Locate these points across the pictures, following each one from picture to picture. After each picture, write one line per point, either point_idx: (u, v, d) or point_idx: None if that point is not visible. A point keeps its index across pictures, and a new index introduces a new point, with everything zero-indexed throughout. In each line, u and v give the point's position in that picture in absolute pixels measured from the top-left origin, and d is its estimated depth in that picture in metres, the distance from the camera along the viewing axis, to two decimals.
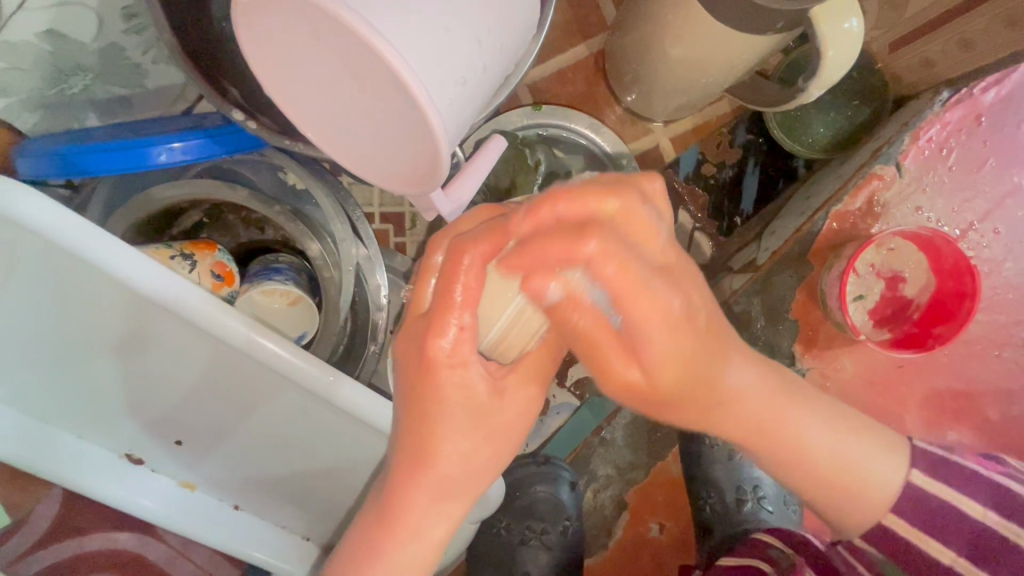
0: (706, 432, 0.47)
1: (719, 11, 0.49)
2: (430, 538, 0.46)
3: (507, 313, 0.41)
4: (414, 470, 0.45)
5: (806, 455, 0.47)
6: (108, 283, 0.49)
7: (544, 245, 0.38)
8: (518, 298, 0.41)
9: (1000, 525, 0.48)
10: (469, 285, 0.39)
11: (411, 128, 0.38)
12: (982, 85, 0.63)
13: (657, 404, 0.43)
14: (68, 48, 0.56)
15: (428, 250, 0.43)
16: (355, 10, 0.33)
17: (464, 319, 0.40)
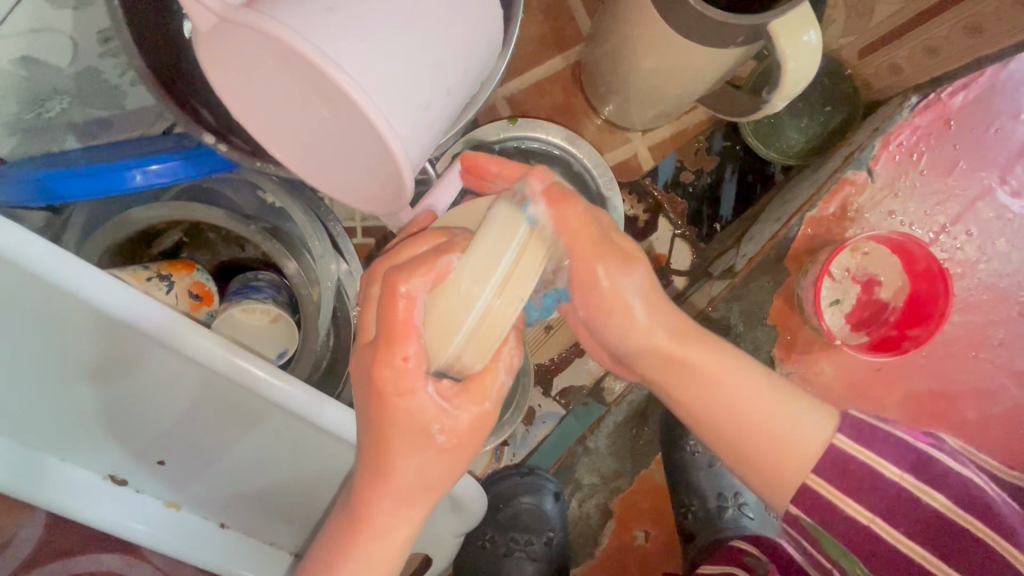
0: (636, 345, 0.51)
1: (682, 26, 0.49)
2: (398, 538, 0.47)
3: (457, 337, 0.40)
4: (376, 484, 0.46)
5: (731, 418, 0.50)
6: (82, 308, 0.49)
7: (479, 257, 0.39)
8: (480, 301, 0.39)
9: (912, 486, 0.46)
10: (411, 310, 0.40)
11: (375, 152, 0.39)
12: (948, 89, 0.64)
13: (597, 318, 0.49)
14: (43, 73, 0.57)
15: (368, 280, 0.45)
16: (313, 41, 0.33)
17: (411, 349, 0.41)
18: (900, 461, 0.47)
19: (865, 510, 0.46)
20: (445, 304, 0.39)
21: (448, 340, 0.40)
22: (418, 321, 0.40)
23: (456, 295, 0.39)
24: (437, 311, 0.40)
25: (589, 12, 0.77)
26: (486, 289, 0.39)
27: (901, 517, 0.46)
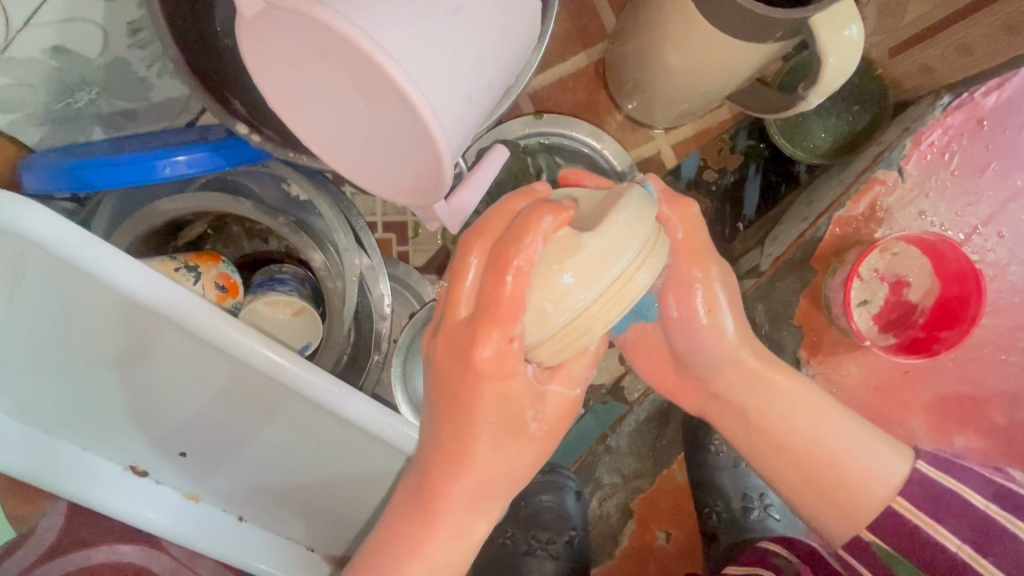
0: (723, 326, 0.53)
1: (720, 20, 0.49)
2: (471, 535, 0.49)
3: (558, 322, 0.39)
4: (453, 469, 0.47)
5: (812, 412, 0.52)
6: (113, 295, 0.49)
7: (607, 248, 0.38)
8: (579, 302, 0.38)
9: (1000, 515, 0.49)
10: (519, 290, 0.39)
11: (416, 141, 0.38)
12: (982, 89, 0.63)
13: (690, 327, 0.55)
14: (74, 63, 0.56)
15: (461, 250, 0.42)
16: (363, 28, 0.33)
17: (515, 333, 0.40)
18: (984, 488, 0.50)
19: (950, 537, 0.49)
20: (545, 292, 0.38)
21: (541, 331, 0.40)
22: (526, 296, 0.39)
23: (560, 288, 0.38)
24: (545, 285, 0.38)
25: (615, 9, 0.76)
26: (592, 292, 0.38)
27: (991, 548, 0.48)
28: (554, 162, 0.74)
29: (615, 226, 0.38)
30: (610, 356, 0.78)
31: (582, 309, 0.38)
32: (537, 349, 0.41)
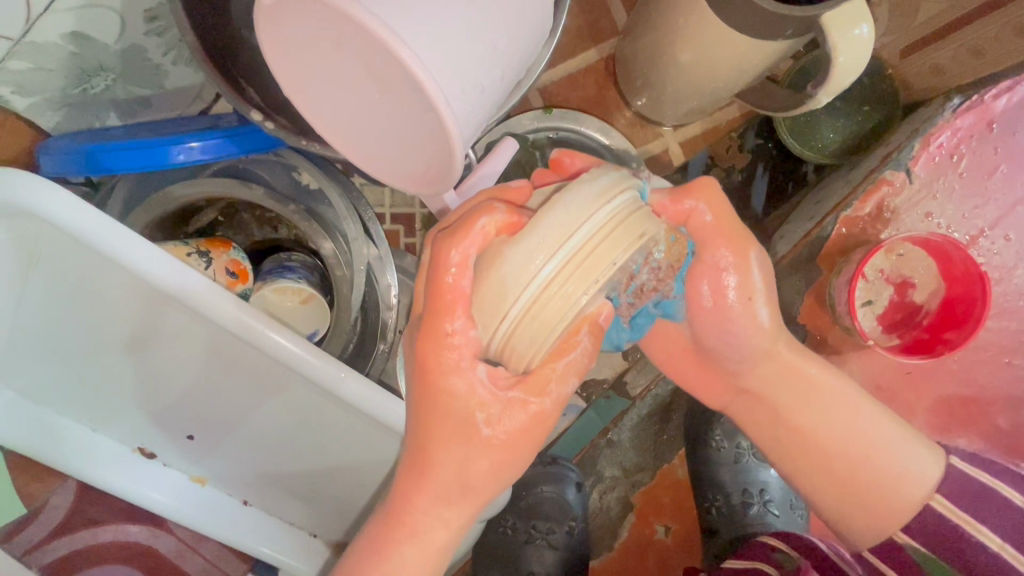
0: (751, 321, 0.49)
1: (733, 17, 0.49)
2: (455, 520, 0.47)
3: (516, 299, 0.37)
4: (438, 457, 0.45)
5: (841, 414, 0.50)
6: (127, 275, 0.51)
7: (559, 217, 0.36)
8: (536, 274, 0.36)
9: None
10: (462, 276, 0.40)
11: (427, 131, 0.39)
12: (993, 92, 0.63)
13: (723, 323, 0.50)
14: (91, 48, 0.56)
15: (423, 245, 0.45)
16: (381, 18, 0.34)
17: (456, 323, 0.40)
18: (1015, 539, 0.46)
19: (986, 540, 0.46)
20: (497, 270, 0.38)
21: (498, 316, 0.38)
22: (468, 286, 0.40)
23: (509, 262, 0.37)
24: (486, 272, 0.39)
25: (626, 5, 0.77)
26: (547, 260, 0.36)
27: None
28: None
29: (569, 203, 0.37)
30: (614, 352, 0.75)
31: (536, 293, 0.37)
32: (505, 347, 0.39)
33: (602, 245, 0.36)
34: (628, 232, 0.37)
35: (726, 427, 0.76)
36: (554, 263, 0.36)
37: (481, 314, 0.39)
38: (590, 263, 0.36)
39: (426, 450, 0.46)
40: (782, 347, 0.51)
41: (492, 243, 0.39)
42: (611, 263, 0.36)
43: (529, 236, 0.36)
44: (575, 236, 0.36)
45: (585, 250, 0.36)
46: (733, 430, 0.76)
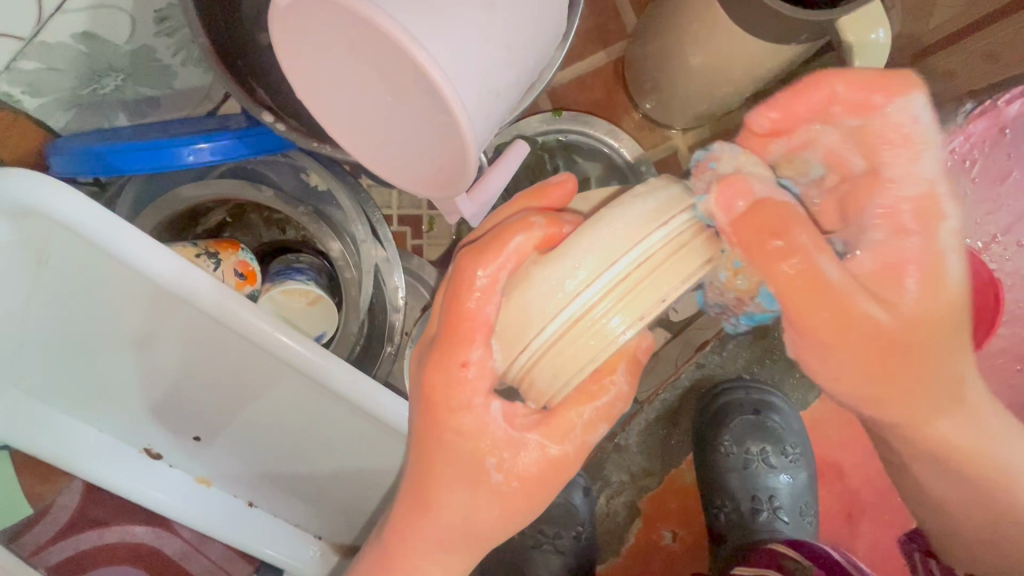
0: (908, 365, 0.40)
1: (747, 22, 0.49)
2: (466, 525, 0.46)
3: (552, 322, 0.36)
4: (447, 462, 0.44)
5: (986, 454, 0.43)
6: (136, 276, 0.50)
7: (610, 239, 0.36)
8: (580, 295, 0.36)
9: None
10: (490, 299, 0.38)
11: (442, 134, 0.39)
12: (1007, 97, 0.63)
13: (870, 373, 0.40)
14: (102, 48, 0.56)
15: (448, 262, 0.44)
16: (399, 21, 0.34)
17: (471, 356, 0.40)
18: None
19: None
20: (536, 289, 0.37)
21: (527, 336, 0.37)
22: (493, 314, 0.39)
23: (552, 282, 0.36)
24: (512, 297, 0.38)
25: (636, 8, 0.76)
26: (594, 285, 0.36)
27: None
28: (572, 160, 0.75)
29: (619, 225, 0.36)
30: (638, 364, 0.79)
31: (574, 316, 0.36)
32: (530, 368, 0.38)
33: (648, 279, 0.36)
34: (677, 262, 0.36)
35: (735, 432, 0.77)
36: (600, 288, 0.36)
37: (503, 341, 0.39)
38: (636, 294, 0.36)
39: (435, 457, 0.45)
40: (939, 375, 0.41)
41: (521, 266, 0.38)
42: (658, 299, 0.36)
43: (578, 257, 0.36)
44: (625, 262, 0.36)
45: (624, 282, 0.36)
46: (741, 435, 0.77)
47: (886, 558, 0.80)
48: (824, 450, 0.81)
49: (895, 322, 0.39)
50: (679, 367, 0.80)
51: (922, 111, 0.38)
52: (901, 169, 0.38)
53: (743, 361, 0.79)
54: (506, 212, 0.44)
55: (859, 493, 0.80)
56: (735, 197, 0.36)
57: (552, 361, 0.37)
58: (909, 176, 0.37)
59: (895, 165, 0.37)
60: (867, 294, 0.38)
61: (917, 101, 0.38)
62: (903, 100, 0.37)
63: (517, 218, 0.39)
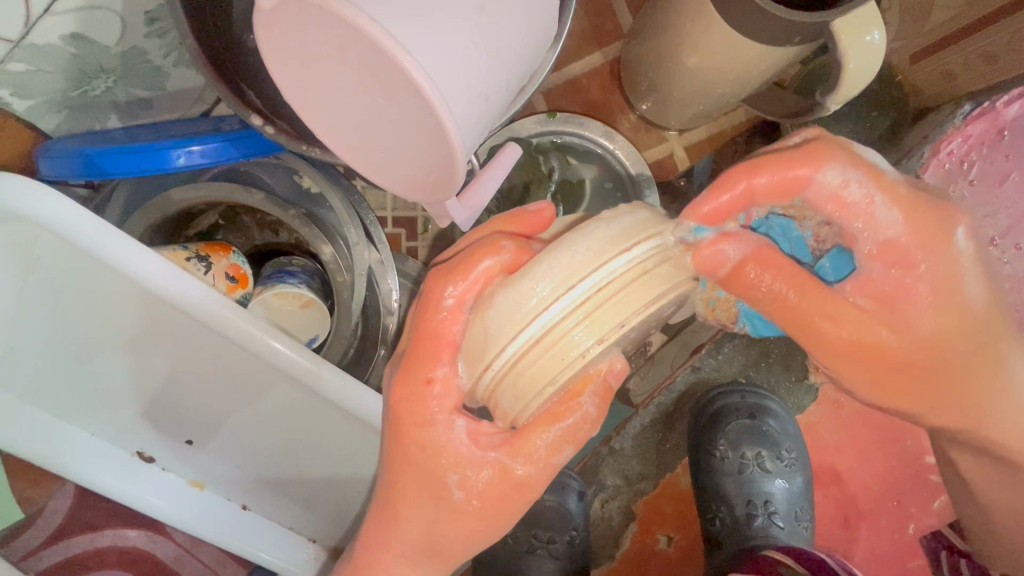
0: (942, 379, 0.48)
1: (741, 23, 0.48)
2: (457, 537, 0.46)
3: (512, 342, 0.36)
4: (438, 471, 0.44)
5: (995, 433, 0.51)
6: (123, 279, 0.50)
7: (571, 258, 0.35)
8: (541, 316, 0.35)
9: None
10: (458, 315, 0.40)
11: (428, 138, 0.38)
12: (1005, 98, 0.60)
13: (904, 387, 0.47)
14: (91, 50, 0.55)
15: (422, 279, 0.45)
16: (383, 25, 0.33)
17: (440, 370, 0.41)
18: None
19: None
20: (498, 308, 0.37)
21: (489, 356, 0.37)
22: (460, 332, 0.40)
23: (513, 302, 0.36)
24: (475, 317, 0.39)
25: (632, 8, 0.76)
26: (554, 305, 0.35)
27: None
28: (566, 162, 0.74)
29: (580, 244, 0.36)
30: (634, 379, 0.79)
31: (535, 336, 0.35)
32: (495, 389, 0.38)
33: (612, 299, 0.35)
34: (646, 283, 0.36)
35: (731, 436, 0.76)
36: (561, 309, 0.35)
37: (469, 360, 0.39)
38: (597, 315, 0.35)
39: (425, 463, 0.44)
40: (948, 383, 0.48)
41: (485, 291, 0.39)
42: (617, 321, 0.35)
43: (534, 275, 0.36)
44: (587, 281, 0.35)
45: (581, 307, 0.35)
46: (737, 440, 0.76)
47: (885, 562, 0.79)
48: (820, 454, 0.81)
49: (908, 352, 0.46)
50: (675, 370, 0.80)
51: (846, 168, 0.42)
52: (866, 223, 0.43)
53: (739, 364, 0.79)
54: (477, 235, 0.44)
55: (857, 498, 0.79)
56: (718, 264, 0.40)
57: (515, 382, 0.37)
58: (875, 226, 0.43)
59: (858, 221, 0.43)
60: (888, 323, 0.45)
61: (837, 164, 0.42)
62: (829, 165, 0.42)
63: (488, 242, 0.40)
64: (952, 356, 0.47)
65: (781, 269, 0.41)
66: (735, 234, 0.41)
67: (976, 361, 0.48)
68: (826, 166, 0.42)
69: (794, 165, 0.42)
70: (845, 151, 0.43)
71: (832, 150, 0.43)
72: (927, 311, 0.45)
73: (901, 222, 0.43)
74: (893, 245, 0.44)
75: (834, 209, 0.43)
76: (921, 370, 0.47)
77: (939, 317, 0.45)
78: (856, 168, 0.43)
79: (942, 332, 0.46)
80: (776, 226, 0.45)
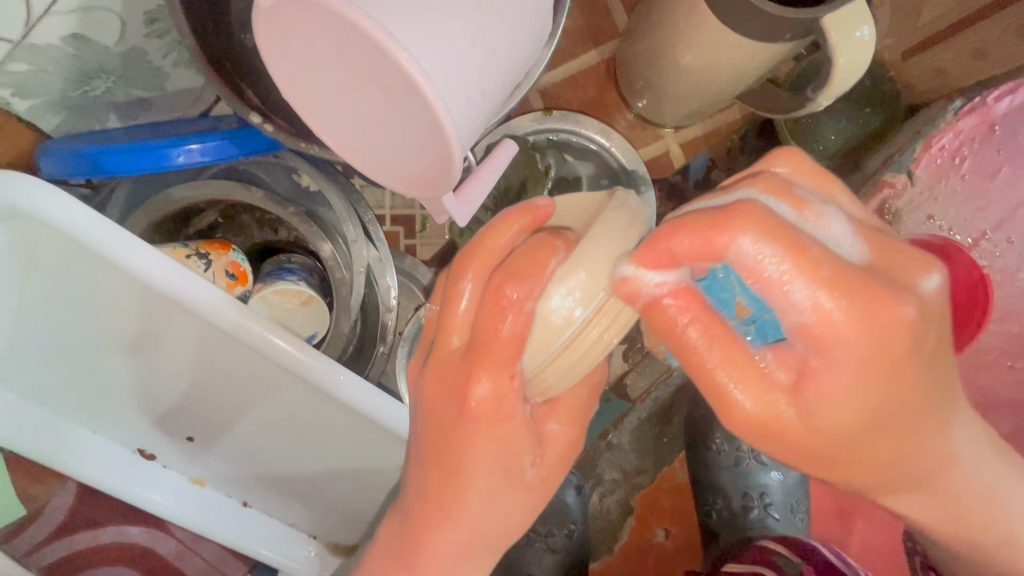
0: (887, 466, 0.39)
1: (733, 19, 0.49)
2: (453, 539, 0.45)
3: (570, 327, 0.38)
4: (438, 469, 0.44)
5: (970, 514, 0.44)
6: (123, 275, 0.51)
7: (613, 246, 0.38)
8: (594, 303, 0.38)
9: None
10: (522, 318, 0.38)
11: (426, 134, 0.39)
12: (995, 93, 0.63)
13: (835, 467, 0.39)
14: (92, 50, 0.56)
15: (455, 274, 0.40)
16: (382, 24, 0.34)
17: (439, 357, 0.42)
18: None
19: None
20: (556, 300, 0.38)
21: (548, 344, 0.39)
22: (524, 333, 0.38)
23: (571, 290, 0.38)
24: (543, 318, 0.38)
25: (626, 6, 0.76)
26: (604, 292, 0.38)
27: None
28: (563, 159, 0.75)
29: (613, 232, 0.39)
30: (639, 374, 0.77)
31: (587, 320, 0.38)
32: (541, 372, 0.40)
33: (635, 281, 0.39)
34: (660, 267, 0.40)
35: (727, 430, 0.77)
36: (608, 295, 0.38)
37: (531, 352, 0.39)
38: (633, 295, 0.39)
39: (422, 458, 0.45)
40: (905, 465, 0.40)
41: (547, 293, 0.38)
42: None
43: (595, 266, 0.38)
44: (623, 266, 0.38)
45: (621, 292, 0.38)
46: (733, 433, 0.77)
47: None
48: None
49: (836, 434, 0.37)
50: (672, 367, 0.78)
51: (764, 237, 0.33)
52: (779, 303, 0.34)
53: None
54: (498, 237, 0.40)
55: None
56: (638, 295, 0.37)
57: (562, 360, 0.40)
58: (794, 307, 0.34)
59: (776, 299, 0.34)
60: (805, 411, 0.36)
61: (757, 225, 0.33)
62: (742, 232, 0.33)
63: (537, 242, 0.39)
64: (886, 433, 0.38)
65: (699, 314, 0.37)
66: (659, 277, 0.36)
67: (919, 451, 0.39)
68: (746, 225, 0.33)
69: (705, 230, 0.34)
70: (757, 212, 0.33)
71: (754, 208, 0.33)
72: (847, 393, 0.36)
73: (821, 304, 0.33)
74: (814, 332, 0.34)
75: (749, 279, 0.34)
76: (870, 454, 0.39)
77: (857, 403, 0.36)
78: (769, 229, 0.33)
79: (863, 413, 0.36)
80: (727, 278, 0.38)
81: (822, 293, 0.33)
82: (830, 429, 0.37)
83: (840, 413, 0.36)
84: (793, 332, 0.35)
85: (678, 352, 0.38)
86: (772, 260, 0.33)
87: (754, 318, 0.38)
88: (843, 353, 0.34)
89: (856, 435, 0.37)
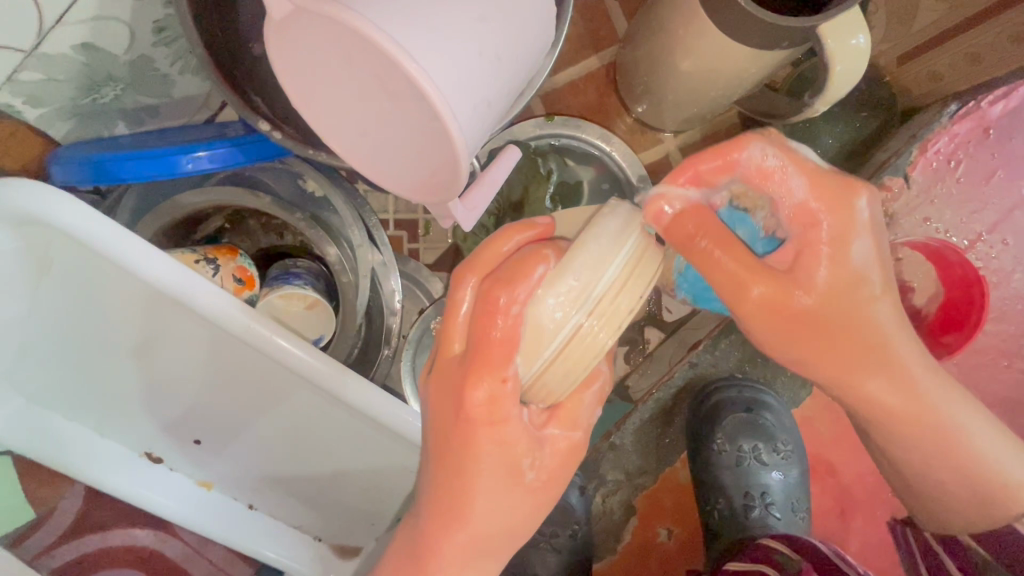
0: (875, 361, 0.46)
1: (731, 27, 0.50)
2: (463, 531, 0.46)
3: (557, 335, 0.39)
4: (446, 468, 0.45)
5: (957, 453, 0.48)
6: (133, 280, 0.51)
7: (598, 254, 0.38)
8: (578, 315, 0.38)
9: None
10: (511, 324, 0.39)
11: (433, 141, 0.40)
12: (990, 98, 0.67)
13: (815, 348, 0.45)
14: (101, 59, 0.56)
15: (455, 284, 0.42)
16: (391, 35, 0.35)
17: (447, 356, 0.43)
18: None
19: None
20: (541, 309, 0.38)
21: (537, 351, 0.39)
22: (513, 340, 0.39)
23: (557, 299, 0.38)
24: (532, 323, 0.39)
25: (626, 13, 0.78)
26: (589, 301, 0.38)
27: None
28: (565, 164, 0.76)
29: (599, 242, 0.39)
30: (641, 373, 0.81)
31: (572, 330, 0.38)
32: (535, 382, 0.41)
33: (626, 290, 0.39)
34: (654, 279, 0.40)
35: (728, 431, 0.78)
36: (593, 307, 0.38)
37: (523, 357, 0.40)
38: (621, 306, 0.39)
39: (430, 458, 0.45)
40: (873, 383, 0.46)
41: (538, 298, 0.39)
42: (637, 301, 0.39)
43: (579, 274, 0.38)
44: (609, 275, 0.38)
45: (616, 291, 0.39)
46: (733, 434, 0.78)
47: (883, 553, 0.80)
48: (816, 448, 0.82)
49: (839, 280, 0.44)
50: (672, 368, 0.80)
51: (769, 147, 0.42)
52: (776, 193, 0.43)
53: (735, 360, 0.80)
54: (498, 248, 0.42)
55: (852, 490, 0.81)
56: (674, 227, 0.42)
57: (555, 367, 0.40)
58: (786, 191, 0.43)
59: (765, 186, 0.43)
60: (801, 289, 0.44)
61: (763, 142, 0.42)
62: (753, 144, 0.42)
63: (528, 252, 0.40)
64: (859, 332, 0.45)
65: (723, 234, 0.42)
66: (679, 193, 0.42)
67: (895, 367, 0.46)
68: (760, 143, 0.42)
69: (720, 153, 0.42)
70: (768, 134, 0.43)
71: (755, 137, 0.42)
72: (827, 276, 0.44)
73: (805, 187, 0.43)
74: (805, 206, 0.43)
75: (757, 183, 0.43)
76: (844, 348, 0.45)
77: (834, 268, 0.44)
78: (784, 149, 0.43)
79: (840, 286, 0.44)
80: (731, 214, 0.47)
81: (806, 193, 0.43)
82: (813, 287, 0.44)
83: (820, 275, 0.43)
84: (789, 213, 0.44)
85: (692, 259, 0.42)
86: (770, 172, 0.43)
87: (758, 236, 0.47)
88: (828, 224, 0.43)
89: (837, 294, 0.44)
